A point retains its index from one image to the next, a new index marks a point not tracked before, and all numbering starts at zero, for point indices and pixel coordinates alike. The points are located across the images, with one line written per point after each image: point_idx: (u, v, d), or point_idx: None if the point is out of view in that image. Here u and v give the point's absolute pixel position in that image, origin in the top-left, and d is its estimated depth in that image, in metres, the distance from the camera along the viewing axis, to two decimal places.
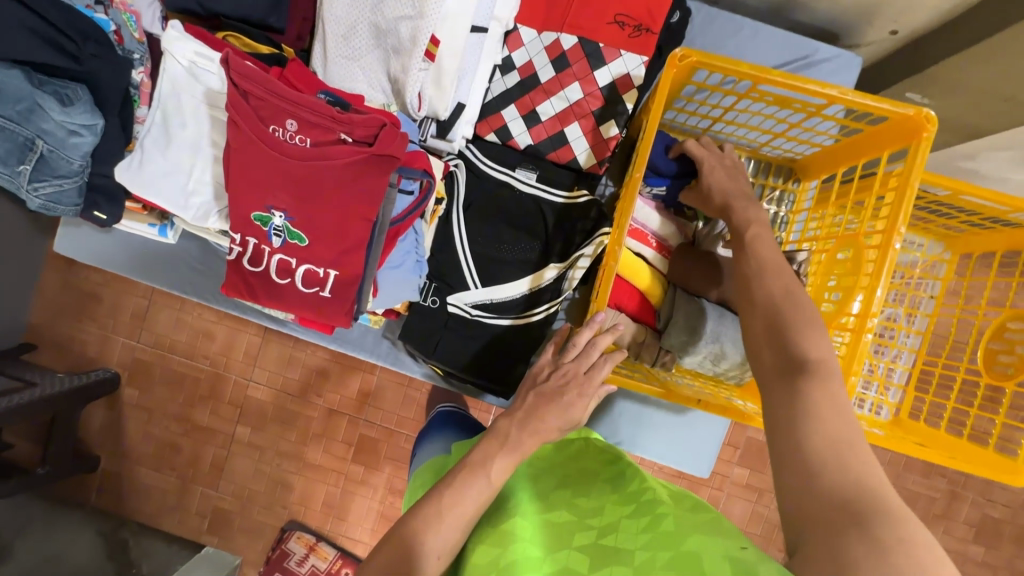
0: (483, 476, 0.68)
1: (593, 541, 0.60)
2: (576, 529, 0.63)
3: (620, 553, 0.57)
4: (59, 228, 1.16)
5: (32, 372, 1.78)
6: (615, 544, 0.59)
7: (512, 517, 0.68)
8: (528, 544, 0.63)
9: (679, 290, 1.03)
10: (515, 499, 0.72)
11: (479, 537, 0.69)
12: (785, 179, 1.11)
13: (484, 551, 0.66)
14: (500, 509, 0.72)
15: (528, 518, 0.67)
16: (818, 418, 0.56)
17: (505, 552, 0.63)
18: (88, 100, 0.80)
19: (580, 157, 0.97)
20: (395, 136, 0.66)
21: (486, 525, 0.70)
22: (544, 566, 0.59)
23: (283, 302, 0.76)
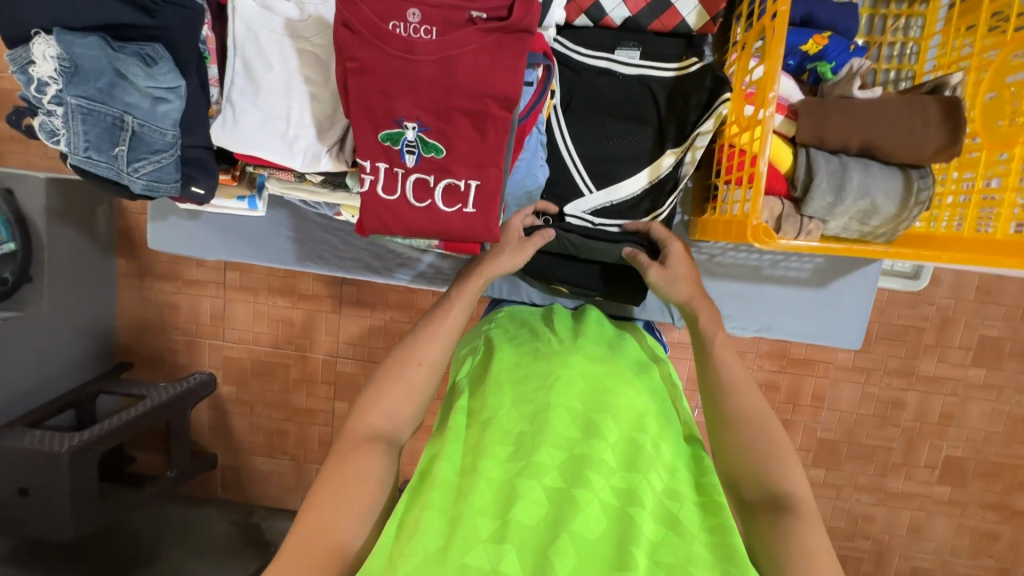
0: (458, 305, 0.80)
1: (662, 495, 0.60)
2: (653, 467, 0.62)
3: (682, 526, 0.57)
4: (148, 225, 1.14)
5: (137, 385, 1.82)
6: (682, 517, 0.58)
7: (603, 412, 0.67)
8: (607, 451, 0.63)
9: (810, 149, 0.91)
10: (614, 396, 0.70)
11: (561, 407, 0.67)
12: (909, 2, 0.98)
13: (561, 420, 0.65)
14: (593, 390, 0.70)
15: (619, 426, 0.66)
16: (812, 555, 0.57)
17: (583, 442, 0.63)
18: (169, 59, 0.75)
19: (689, 19, 0.88)
20: (528, 5, 0.59)
21: (572, 394, 0.69)
22: (614, 480, 0.60)
23: (423, 229, 0.70)
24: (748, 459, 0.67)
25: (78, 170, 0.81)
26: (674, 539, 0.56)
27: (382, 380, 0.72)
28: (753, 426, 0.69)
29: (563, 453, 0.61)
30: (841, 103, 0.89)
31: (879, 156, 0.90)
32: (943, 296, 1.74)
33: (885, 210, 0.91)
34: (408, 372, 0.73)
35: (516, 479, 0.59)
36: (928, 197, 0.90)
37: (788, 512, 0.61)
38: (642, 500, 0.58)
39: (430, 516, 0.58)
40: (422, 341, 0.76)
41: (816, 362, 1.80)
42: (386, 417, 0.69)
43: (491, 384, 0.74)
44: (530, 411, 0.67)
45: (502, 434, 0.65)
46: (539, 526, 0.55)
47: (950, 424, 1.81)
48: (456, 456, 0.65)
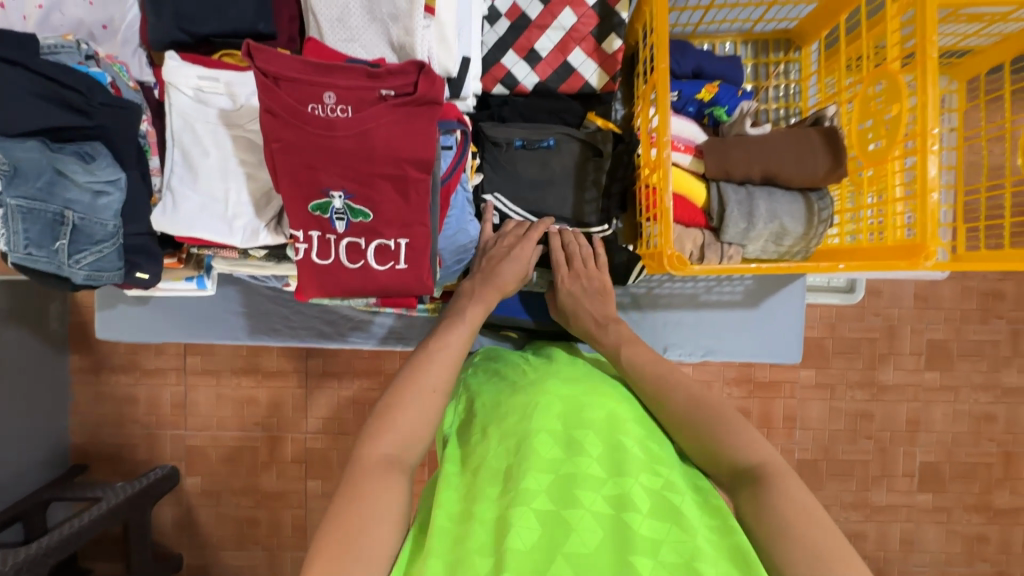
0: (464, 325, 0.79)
1: (660, 492, 0.62)
2: (643, 470, 0.64)
3: (683, 518, 0.59)
4: (95, 314, 1.14)
5: (93, 487, 1.73)
6: (681, 508, 0.60)
7: (584, 429, 0.68)
8: (593, 463, 0.64)
9: (721, 183, 1.01)
10: (591, 410, 0.71)
11: (541, 427, 0.68)
12: (785, 51, 1.11)
13: (544, 439, 0.67)
14: (572, 409, 0.71)
15: (603, 438, 0.67)
16: (785, 510, 0.59)
17: (566, 461, 0.64)
18: (108, 155, 0.80)
19: (591, 80, 0.96)
20: (433, 80, 0.65)
21: (551, 416, 0.70)
22: (605, 490, 0.61)
23: (360, 288, 0.74)
24: (700, 442, 0.69)
25: (18, 269, 0.82)
26: (675, 534, 0.57)
27: (387, 411, 0.68)
28: (698, 411, 0.71)
29: (550, 475, 0.63)
30: (738, 138, 0.99)
31: (779, 183, 1.00)
32: (886, 306, 1.83)
33: (794, 230, 0.99)
34: (415, 413, 0.69)
35: (508, 511, 0.59)
36: (829, 215, 0.99)
37: (754, 481, 0.63)
38: (635, 504, 0.60)
39: (435, 565, 0.57)
40: (429, 364, 0.74)
41: (781, 383, 1.85)
42: (396, 445, 0.66)
43: (477, 428, 0.74)
44: (513, 441, 0.68)
45: (489, 471, 0.66)
46: (536, 550, 0.56)
47: (919, 429, 1.86)
48: (451, 500, 0.65)
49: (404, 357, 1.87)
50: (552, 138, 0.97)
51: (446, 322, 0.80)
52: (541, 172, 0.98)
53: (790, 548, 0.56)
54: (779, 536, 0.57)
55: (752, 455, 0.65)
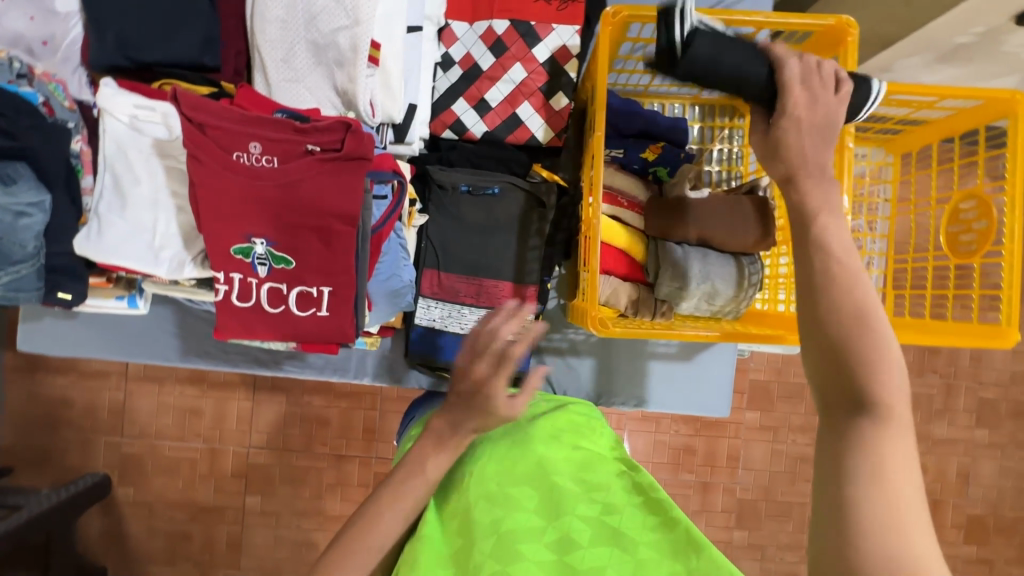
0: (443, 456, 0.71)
1: (599, 516, 0.63)
2: (581, 502, 0.65)
3: (625, 540, 0.60)
4: (19, 326, 1.10)
5: (14, 494, 1.65)
6: (624, 528, 0.61)
7: (516, 483, 0.69)
8: (530, 513, 0.65)
9: (659, 241, 1.05)
10: (523, 457, 0.73)
11: (475, 491, 0.69)
12: (731, 117, 1.16)
13: (482, 506, 0.67)
14: (505, 466, 0.72)
15: (534, 487, 0.68)
16: (883, 469, 0.44)
17: (504, 517, 0.64)
18: (31, 177, 0.78)
19: (537, 134, 0.98)
20: (361, 138, 0.66)
21: (483, 480, 0.70)
22: (545, 537, 0.62)
23: (281, 332, 0.74)
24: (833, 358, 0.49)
25: None
26: (620, 558, 0.58)
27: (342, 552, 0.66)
28: (856, 330, 0.49)
29: (491, 538, 0.62)
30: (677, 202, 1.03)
31: (714, 246, 1.03)
32: None
33: (725, 292, 1.03)
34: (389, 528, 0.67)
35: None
36: (759, 279, 1.03)
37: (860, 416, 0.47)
38: (577, 541, 0.60)
39: None
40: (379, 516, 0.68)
41: (726, 423, 1.88)
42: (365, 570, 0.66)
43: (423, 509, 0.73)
44: (457, 520, 0.67)
45: (433, 552, 0.65)
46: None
47: None
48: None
49: None
50: (496, 186, 0.99)
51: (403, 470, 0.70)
52: (486, 219, 1.01)
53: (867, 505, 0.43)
54: (866, 481, 0.44)
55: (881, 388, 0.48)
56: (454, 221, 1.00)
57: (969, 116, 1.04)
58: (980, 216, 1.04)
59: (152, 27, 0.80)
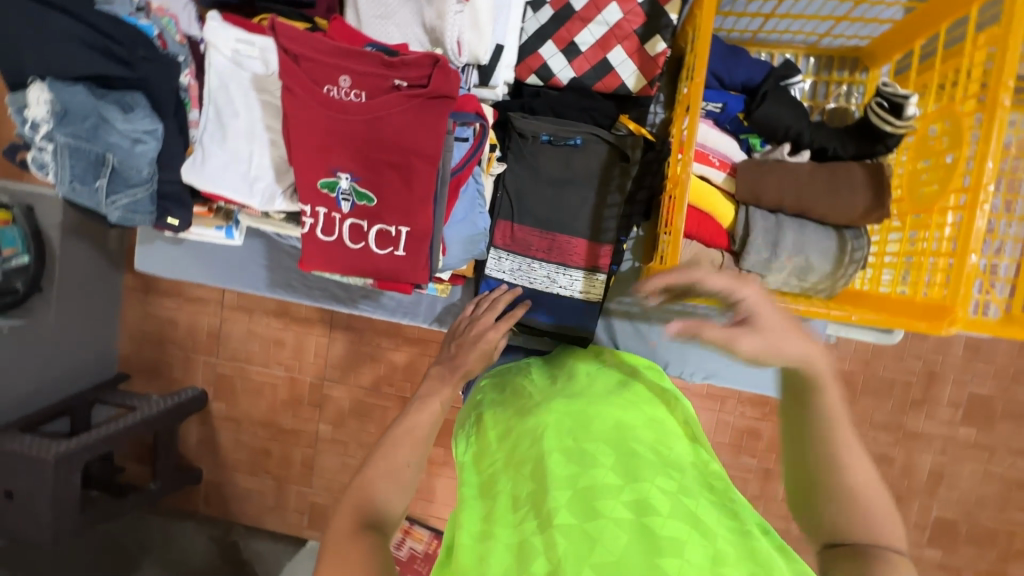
0: (437, 400, 0.75)
1: (677, 494, 0.60)
2: (658, 474, 0.62)
3: (706, 519, 0.57)
4: (137, 247, 1.23)
5: (130, 396, 1.88)
6: (700, 513, 0.58)
7: (595, 441, 0.67)
8: (607, 472, 0.62)
9: (750, 207, 0.96)
10: (600, 420, 0.71)
11: (554, 440, 0.67)
12: (851, 70, 1.03)
13: (558, 459, 0.64)
14: (580, 423, 0.70)
15: (613, 450, 0.66)
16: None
17: (584, 474, 0.62)
18: (146, 106, 0.84)
19: (628, 82, 0.92)
20: (447, 74, 0.65)
21: (561, 435, 0.68)
22: (624, 496, 0.59)
23: (360, 268, 0.76)
24: (829, 504, 0.58)
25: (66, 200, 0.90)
26: (698, 537, 0.54)
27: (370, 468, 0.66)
28: (855, 480, 0.58)
29: (568, 492, 0.60)
30: (777, 165, 0.93)
31: (813, 217, 0.94)
32: (930, 351, 1.67)
33: (820, 268, 0.94)
34: (399, 470, 0.67)
35: (529, 536, 0.58)
36: (863, 256, 0.93)
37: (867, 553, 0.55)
38: (657, 506, 0.57)
39: None
40: (409, 427, 0.71)
41: None
42: (385, 509, 0.63)
43: (489, 455, 0.73)
44: (529, 468, 0.66)
45: (507, 501, 0.64)
46: (565, 562, 0.53)
47: (941, 483, 1.71)
48: (474, 522, 0.64)
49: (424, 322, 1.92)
50: (580, 137, 0.95)
51: (426, 391, 0.77)
52: (563, 171, 0.97)
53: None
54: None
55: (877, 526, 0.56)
56: (533, 170, 0.97)
57: None
58: None
59: None
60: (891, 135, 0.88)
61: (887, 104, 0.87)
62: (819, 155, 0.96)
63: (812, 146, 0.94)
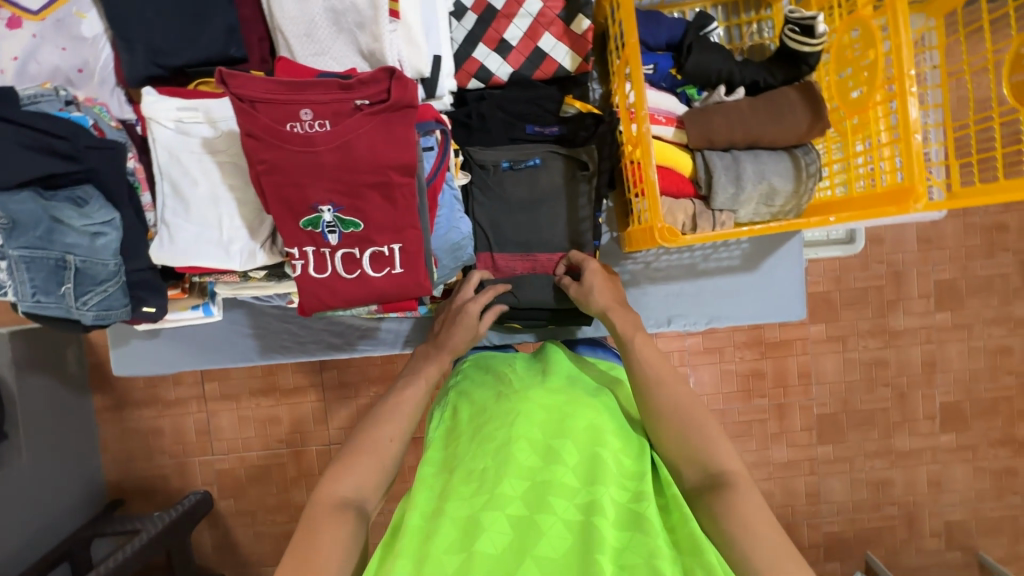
0: (422, 380, 0.80)
1: (628, 503, 0.58)
2: (614, 481, 0.60)
3: (648, 523, 0.55)
4: (111, 352, 1.17)
5: (132, 520, 1.75)
6: (648, 515, 0.55)
7: (565, 438, 0.64)
8: (568, 472, 0.60)
9: (705, 151, 1.01)
10: (574, 419, 0.67)
11: (526, 431, 0.65)
12: (756, 9, 1.10)
13: (527, 453, 0.62)
14: (553, 418, 0.67)
15: (580, 447, 0.63)
16: (751, 523, 0.57)
17: (543, 469, 0.60)
18: (100, 196, 0.81)
19: (565, 63, 0.96)
20: (404, 85, 0.66)
21: (530, 426, 0.66)
22: (578, 498, 0.57)
23: (362, 298, 0.76)
24: (681, 446, 0.66)
25: (29, 316, 0.84)
26: (637, 539, 0.53)
27: (354, 451, 0.68)
28: (687, 421, 0.68)
29: (527, 483, 0.59)
30: (719, 106, 0.99)
31: (764, 145, 1.00)
32: (889, 252, 1.78)
33: (783, 189, 0.99)
34: (380, 445, 0.69)
35: (477, 514, 0.56)
36: (817, 169, 1.00)
37: (722, 486, 0.61)
38: (605, 509, 0.55)
39: (404, 565, 0.53)
40: (393, 413, 0.74)
41: (792, 341, 1.81)
42: (355, 487, 0.65)
43: (454, 437, 0.71)
44: (493, 450, 0.64)
45: (465, 474, 0.62)
46: (504, 556, 0.52)
47: (935, 370, 1.81)
48: (428, 501, 0.61)
49: None
50: (537, 157, 0.99)
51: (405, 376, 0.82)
52: (529, 193, 1.00)
53: (753, 552, 0.54)
54: (746, 537, 0.56)
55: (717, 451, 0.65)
56: (500, 199, 1.00)
57: None
58: None
59: (178, 30, 0.81)
60: (811, 54, 0.95)
61: (798, 28, 0.94)
62: (752, 89, 1.03)
63: (745, 82, 1.01)
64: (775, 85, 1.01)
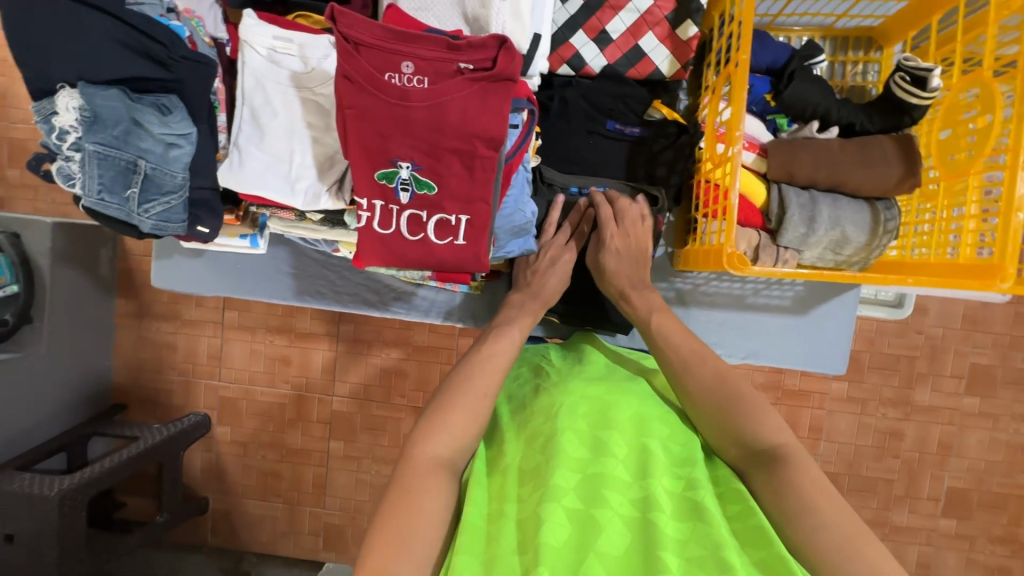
0: (514, 327, 0.82)
1: (683, 493, 0.64)
2: (666, 473, 0.66)
3: (707, 514, 0.61)
4: (153, 263, 1.18)
5: (132, 426, 1.78)
6: (706, 507, 0.62)
7: (609, 430, 0.70)
8: (618, 464, 0.66)
9: (783, 185, 0.98)
10: (616, 410, 0.72)
11: (569, 422, 0.71)
12: (866, 50, 1.07)
13: (575, 445, 0.68)
14: (596, 409, 0.73)
15: (627, 440, 0.69)
16: (808, 495, 0.63)
17: (593, 462, 0.66)
18: (183, 108, 0.82)
19: (662, 66, 0.94)
20: (511, 57, 0.65)
21: (575, 418, 0.71)
22: (631, 492, 0.64)
23: (417, 261, 0.75)
24: (719, 421, 0.72)
25: (89, 212, 0.85)
26: (698, 530, 0.60)
27: (443, 409, 0.69)
28: (718, 392, 0.73)
29: (579, 475, 0.65)
30: (807, 141, 0.96)
31: (845, 191, 0.97)
32: (931, 324, 1.72)
33: (856, 240, 0.96)
34: (473, 403, 0.71)
35: (538, 508, 0.61)
36: (895, 226, 0.96)
37: (774, 462, 0.66)
38: (660, 504, 0.62)
39: (470, 561, 0.58)
40: (477, 371, 0.74)
41: (811, 393, 1.77)
42: (452, 448, 0.67)
43: (497, 436, 0.76)
44: (540, 444, 0.69)
45: (520, 469, 0.68)
46: (567, 548, 0.58)
47: (950, 453, 1.75)
48: (483, 502, 0.66)
49: (433, 329, 1.89)
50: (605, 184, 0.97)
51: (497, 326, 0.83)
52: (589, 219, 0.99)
53: (814, 529, 0.60)
54: (808, 517, 0.61)
55: (763, 430, 0.69)
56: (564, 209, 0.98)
57: None
58: None
59: None
60: (917, 106, 0.91)
61: (909, 78, 0.90)
62: (846, 130, 0.99)
63: (840, 122, 0.97)
64: (872, 131, 0.97)
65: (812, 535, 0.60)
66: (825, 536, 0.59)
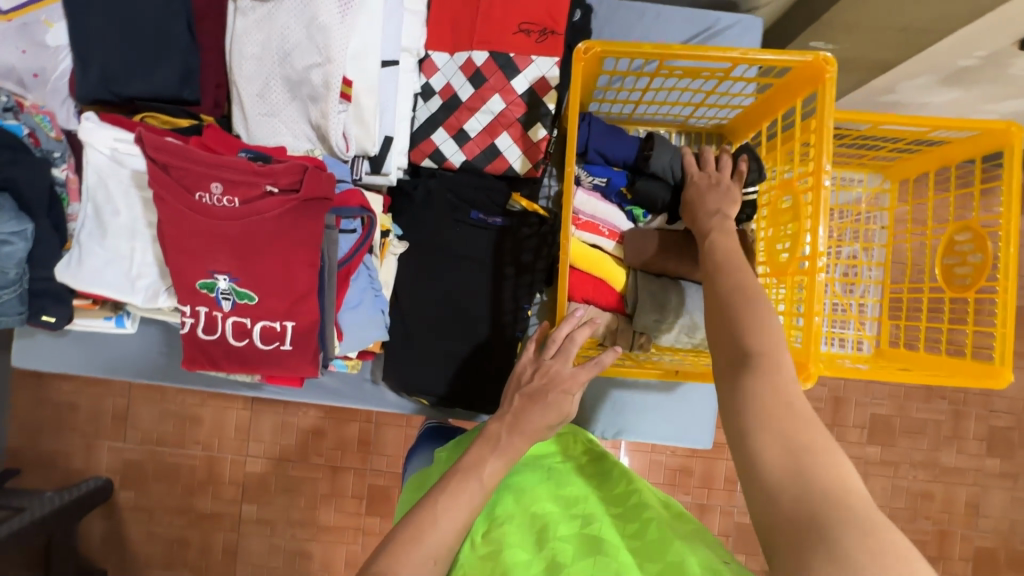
0: (475, 479, 0.68)
1: (581, 531, 0.66)
2: (560, 523, 0.68)
3: (605, 546, 0.63)
4: (16, 341, 1.14)
5: (17, 497, 1.65)
6: (603, 537, 0.64)
7: (498, 524, 0.70)
8: (517, 549, 0.65)
9: (639, 272, 1.03)
10: (500, 500, 0.74)
11: (468, 549, 0.67)
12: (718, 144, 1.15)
13: (470, 557, 0.66)
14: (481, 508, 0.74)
15: (518, 523, 0.69)
16: (769, 414, 0.55)
17: (493, 562, 0.64)
18: (12, 207, 0.81)
19: (515, 164, 0.98)
20: (318, 178, 0.72)
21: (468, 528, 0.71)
22: (535, 567, 0.62)
23: (244, 362, 0.79)
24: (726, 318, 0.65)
25: None
26: (601, 561, 0.61)
27: (391, 566, 0.59)
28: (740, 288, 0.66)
29: None
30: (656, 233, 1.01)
31: (693, 278, 1.02)
32: None
33: (705, 325, 1.01)
34: (426, 566, 0.60)
35: None
36: None
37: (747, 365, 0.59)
38: (565, 559, 0.62)
39: None
40: (436, 521, 0.63)
41: None
42: None
43: None
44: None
45: None
46: None
47: None
48: None
49: None
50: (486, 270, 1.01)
51: (459, 475, 0.68)
52: (452, 305, 1.02)
53: (764, 450, 0.53)
54: (756, 427, 0.55)
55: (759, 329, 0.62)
56: (433, 289, 1.03)
57: (963, 146, 1.04)
58: (975, 249, 1.05)
59: (134, 59, 0.82)
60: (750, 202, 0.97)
61: None
62: None
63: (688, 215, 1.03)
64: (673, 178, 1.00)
65: (761, 455, 0.53)
66: (779, 462, 0.52)
